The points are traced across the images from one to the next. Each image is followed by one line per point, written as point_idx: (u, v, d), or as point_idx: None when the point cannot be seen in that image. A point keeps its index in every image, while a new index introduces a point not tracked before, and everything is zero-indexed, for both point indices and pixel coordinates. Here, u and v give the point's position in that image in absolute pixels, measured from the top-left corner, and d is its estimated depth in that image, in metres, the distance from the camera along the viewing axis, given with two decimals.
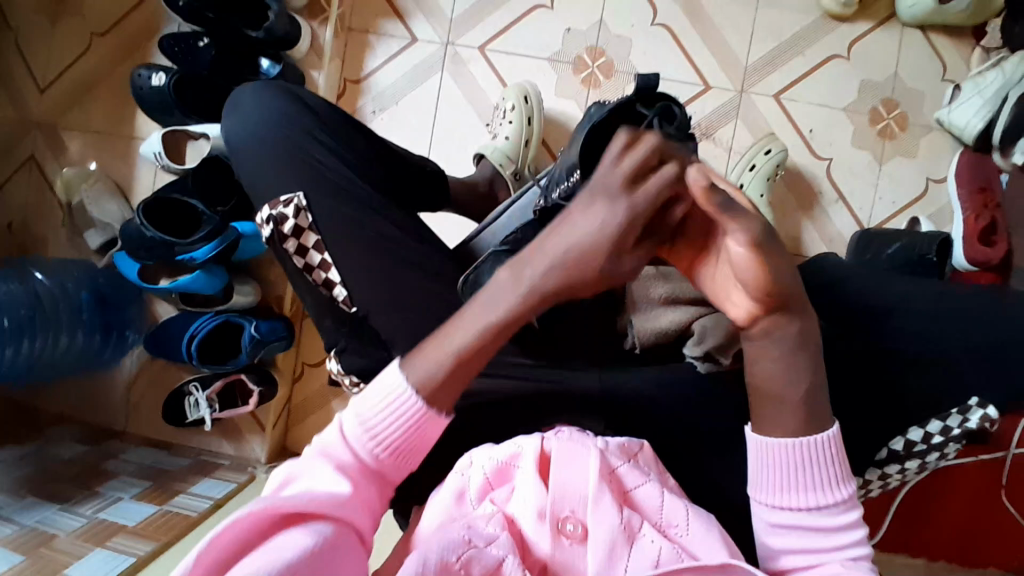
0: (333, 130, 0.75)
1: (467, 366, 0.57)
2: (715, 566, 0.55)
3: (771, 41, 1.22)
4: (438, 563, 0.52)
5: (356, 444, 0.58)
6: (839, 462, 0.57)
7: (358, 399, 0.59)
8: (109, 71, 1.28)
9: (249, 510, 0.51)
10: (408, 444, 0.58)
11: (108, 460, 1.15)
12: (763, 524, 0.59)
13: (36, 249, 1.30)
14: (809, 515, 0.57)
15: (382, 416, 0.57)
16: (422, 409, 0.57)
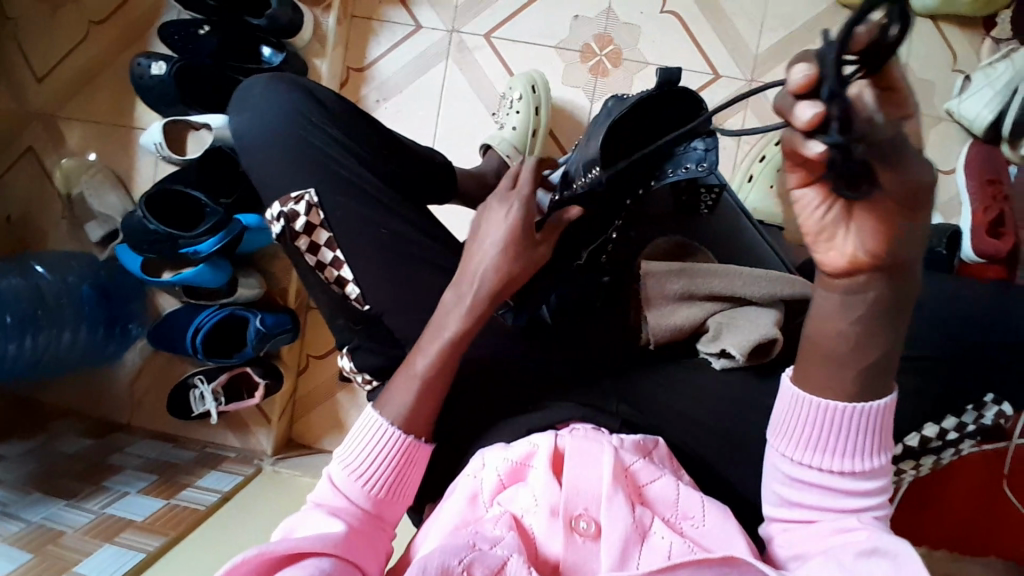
0: (343, 123, 0.74)
1: (434, 384, 0.63)
2: (718, 560, 0.51)
3: (782, 29, 1.19)
4: (439, 566, 0.51)
5: (348, 492, 0.61)
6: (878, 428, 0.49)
7: (341, 448, 0.63)
8: (108, 59, 1.26)
9: (248, 554, 0.52)
10: (396, 479, 0.62)
11: (113, 453, 1.15)
12: (780, 476, 0.53)
13: (36, 242, 1.28)
14: (835, 475, 0.50)
15: (366, 454, 0.62)
16: (401, 438, 0.62)
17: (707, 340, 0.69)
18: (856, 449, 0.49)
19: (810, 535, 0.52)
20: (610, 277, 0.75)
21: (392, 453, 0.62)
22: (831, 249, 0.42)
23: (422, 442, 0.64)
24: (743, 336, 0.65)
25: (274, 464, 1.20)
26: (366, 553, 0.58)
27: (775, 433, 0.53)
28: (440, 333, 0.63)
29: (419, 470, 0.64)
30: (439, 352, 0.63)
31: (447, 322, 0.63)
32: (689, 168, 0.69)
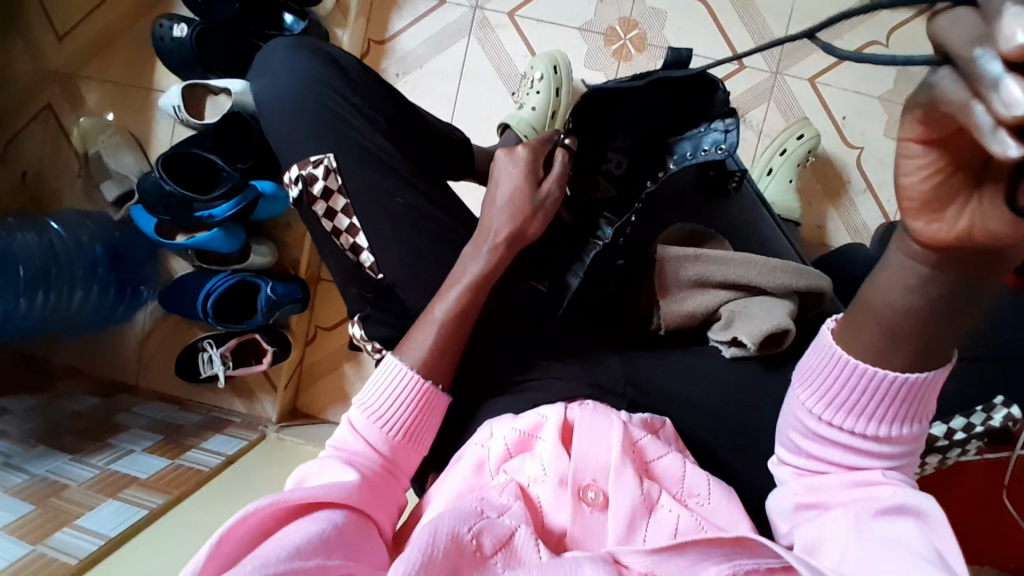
0: (364, 91, 0.73)
1: (453, 329, 0.66)
2: (730, 539, 0.49)
3: (810, 22, 1.15)
4: (450, 530, 0.52)
5: (366, 435, 0.63)
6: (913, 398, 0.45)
7: (362, 393, 0.66)
8: (129, 20, 1.26)
9: (261, 504, 0.51)
10: (413, 425, 0.64)
11: (120, 412, 1.16)
12: (802, 429, 0.51)
13: (51, 199, 1.29)
14: (862, 436, 0.48)
15: (386, 399, 0.64)
16: (419, 382, 0.65)
17: (718, 329, 0.69)
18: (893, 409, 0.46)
19: (829, 486, 0.51)
20: (625, 260, 0.72)
21: (412, 396, 0.64)
22: (936, 221, 0.35)
23: (439, 390, 0.66)
24: (755, 325, 0.65)
25: (277, 431, 1.20)
26: (379, 504, 0.59)
27: (806, 381, 0.50)
28: (459, 281, 0.66)
29: (436, 418, 0.66)
30: (457, 298, 0.66)
31: (466, 272, 0.66)
32: (707, 151, 0.73)
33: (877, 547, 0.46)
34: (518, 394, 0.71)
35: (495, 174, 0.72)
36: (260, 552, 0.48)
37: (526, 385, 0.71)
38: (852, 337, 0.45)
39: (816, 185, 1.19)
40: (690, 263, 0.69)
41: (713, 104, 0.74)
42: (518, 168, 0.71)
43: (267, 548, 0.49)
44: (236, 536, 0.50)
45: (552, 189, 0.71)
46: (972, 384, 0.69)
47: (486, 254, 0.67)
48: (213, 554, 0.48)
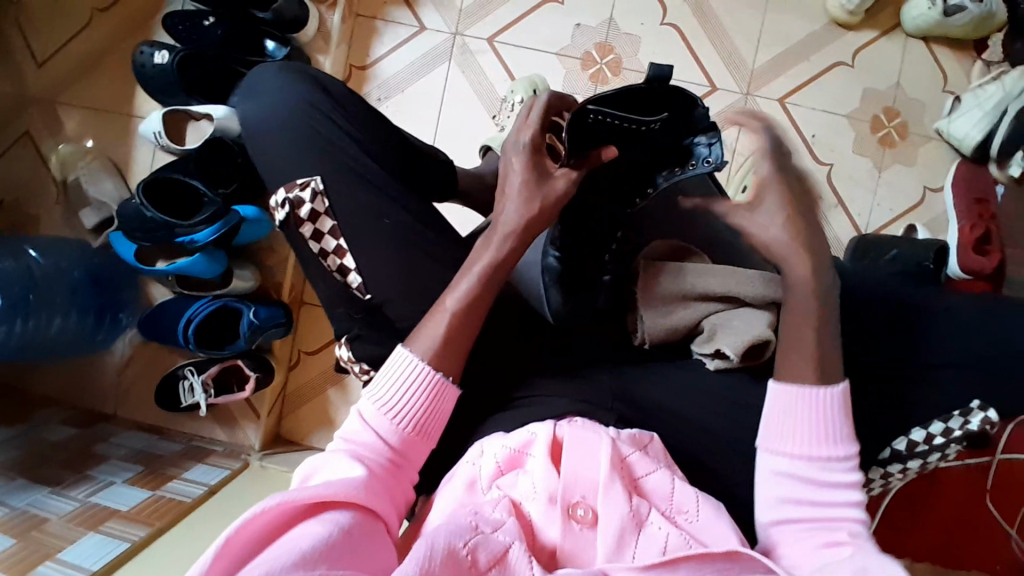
0: (351, 115, 0.74)
1: (459, 335, 0.66)
2: (720, 554, 0.53)
3: (778, 45, 1.23)
4: (446, 544, 0.51)
5: (376, 427, 0.63)
6: (836, 420, 0.64)
7: (371, 384, 0.65)
8: (108, 48, 1.26)
9: (268, 505, 0.52)
10: (423, 418, 0.64)
11: (97, 443, 1.13)
12: (769, 478, 0.65)
13: (27, 226, 1.26)
14: (814, 470, 0.64)
15: (397, 391, 0.64)
16: (433, 376, 0.65)
17: (701, 341, 0.71)
18: (836, 441, 0.64)
19: (805, 545, 0.62)
20: (611, 275, 0.76)
21: (422, 388, 0.64)
22: None
23: (449, 380, 0.66)
24: (737, 336, 0.67)
25: (262, 459, 1.18)
26: (386, 500, 0.60)
27: (770, 439, 0.65)
28: (471, 270, 0.68)
29: (445, 412, 0.66)
30: (469, 288, 0.67)
31: (478, 262, 0.68)
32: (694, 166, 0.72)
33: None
34: (509, 413, 0.71)
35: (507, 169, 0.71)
36: (266, 557, 0.49)
37: (514, 404, 0.71)
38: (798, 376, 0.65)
39: None
40: (680, 278, 0.71)
41: (694, 117, 0.70)
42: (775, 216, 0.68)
43: (274, 554, 0.50)
44: (241, 538, 0.50)
45: (566, 183, 0.70)
46: (946, 389, 0.71)
47: (504, 238, 0.68)
48: (222, 554, 0.49)
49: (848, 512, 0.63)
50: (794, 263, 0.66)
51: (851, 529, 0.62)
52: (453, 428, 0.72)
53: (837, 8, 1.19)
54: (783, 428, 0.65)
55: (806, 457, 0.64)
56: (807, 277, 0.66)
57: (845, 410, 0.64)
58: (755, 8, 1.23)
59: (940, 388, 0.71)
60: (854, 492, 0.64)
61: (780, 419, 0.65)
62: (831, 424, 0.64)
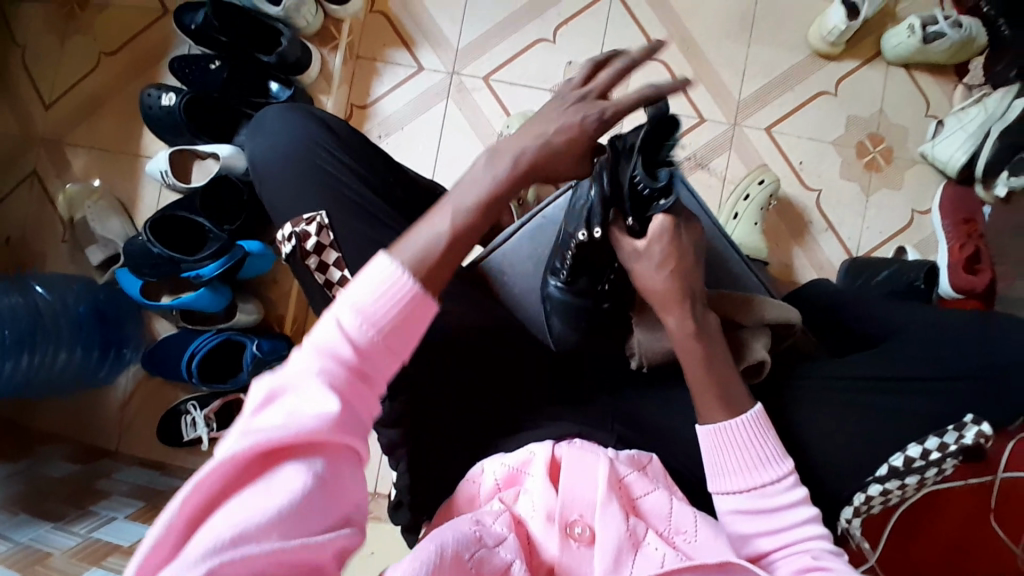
0: (354, 151, 0.77)
1: (450, 251, 0.59)
2: (716, 565, 0.55)
3: (763, 76, 1.28)
4: (454, 551, 0.52)
5: (348, 334, 0.53)
6: (760, 445, 0.65)
7: (347, 291, 0.54)
8: (116, 90, 1.31)
9: (230, 455, 0.47)
10: (399, 328, 0.54)
11: (99, 479, 1.12)
12: (723, 514, 0.65)
13: (33, 264, 1.29)
14: (755, 498, 0.64)
15: (376, 302, 0.54)
16: (415, 293, 0.55)
17: None
18: (763, 467, 0.64)
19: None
20: (610, 303, 0.76)
21: (400, 305, 0.54)
22: None
23: (432, 297, 0.56)
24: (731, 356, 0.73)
25: None
26: (357, 428, 0.52)
27: (712, 478, 0.66)
28: (463, 204, 0.62)
29: (424, 323, 0.56)
30: (463, 218, 0.62)
31: (470, 197, 0.63)
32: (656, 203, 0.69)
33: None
34: (513, 437, 0.72)
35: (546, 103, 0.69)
36: (230, 516, 0.45)
37: (513, 429, 0.72)
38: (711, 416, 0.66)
39: (780, 225, 1.26)
40: None
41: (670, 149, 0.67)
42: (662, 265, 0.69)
43: (238, 514, 0.45)
44: (200, 491, 0.46)
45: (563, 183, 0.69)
46: (942, 404, 0.73)
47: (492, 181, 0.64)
48: (182, 507, 0.46)
49: (807, 533, 0.62)
50: (666, 311, 0.69)
51: (816, 551, 0.61)
52: (457, 451, 0.73)
53: (819, 40, 1.24)
54: (715, 467, 0.66)
55: (744, 490, 0.64)
56: (679, 326, 0.68)
57: (764, 432, 0.65)
58: (739, 43, 1.29)
59: (936, 403, 0.73)
60: (805, 510, 0.63)
61: (712, 459, 0.66)
62: (756, 449, 0.65)
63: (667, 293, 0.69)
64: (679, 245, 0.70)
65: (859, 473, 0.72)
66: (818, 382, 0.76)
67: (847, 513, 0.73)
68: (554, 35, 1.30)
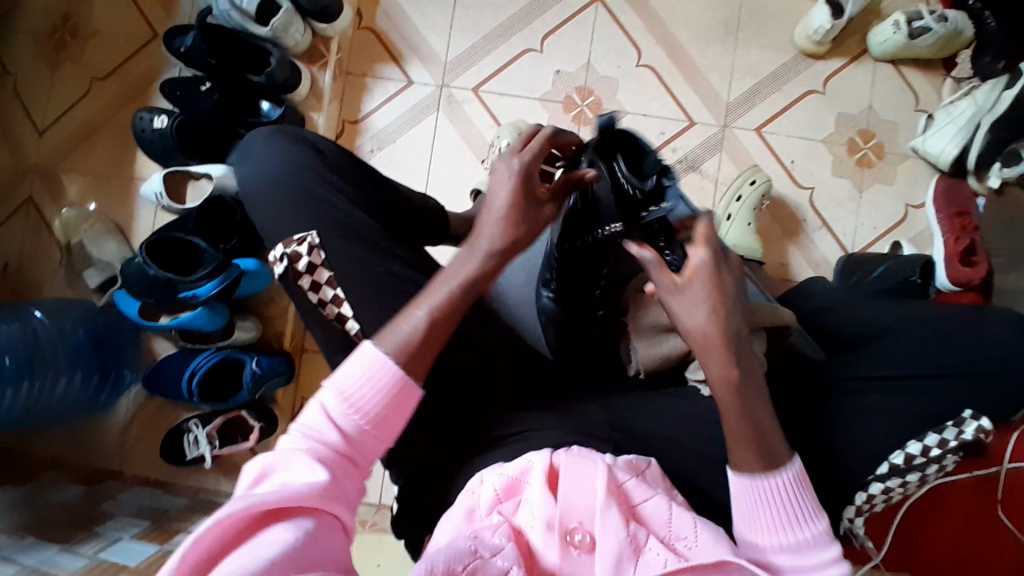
0: (342, 171, 0.78)
1: (442, 319, 0.65)
2: (712, 564, 0.58)
3: (750, 78, 1.29)
4: (445, 566, 0.53)
5: (339, 425, 0.62)
6: (797, 494, 0.63)
7: (333, 376, 0.63)
8: (109, 116, 1.33)
9: (229, 512, 0.52)
10: (385, 416, 0.63)
11: (104, 501, 1.13)
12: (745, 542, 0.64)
13: (33, 290, 1.30)
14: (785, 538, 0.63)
15: (361, 386, 0.63)
16: (397, 374, 0.63)
17: (694, 368, 0.78)
18: (801, 515, 0.63)
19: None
20: (604, 311, 0.81)
21: (385, 385, 0.63)
22: None
23: (412, 379, 0.64)
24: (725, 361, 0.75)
25: None
26: (347, 501, 0.60)
27: (743, 516, 0.64)
28: (450, 280, 0.66)
29: (404, 410, 0.64)
30: (451, 292, 0.66)
31: (456, 275, 0.66)
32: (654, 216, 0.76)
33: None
34: (509, 446, 0.72)
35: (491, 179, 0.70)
36: (228, 566, 0.50)
37: (506, 440, 0.73)
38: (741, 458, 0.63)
39: (774, 225, 1.26)
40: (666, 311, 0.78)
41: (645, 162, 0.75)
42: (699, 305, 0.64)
43: (236, 561, 0.50)
44: (202, 547, 0.51)
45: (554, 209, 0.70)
46: (936, 399, 0.73)
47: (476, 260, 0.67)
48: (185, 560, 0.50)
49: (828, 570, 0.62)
50: (707, 360, 0.63)
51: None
52: (454, 461, 0.74)
53: (805, 40, 1.25)
54: (752, 521, 0.63)
55: (775, 529, 0.63)
56: (721, 374, 0.63)
57: (805, 489, 0.63)
58: (725, 45, 1.29)
59: (929, 399, 0.73)
60: (828, 550, 0.63)
61: (748, 499, 0.64)
62: (796, 498, 0.63)
63: (712, 338, 0.63)
64: (717, 276, 0.64)
65: (857, 472, 0.72)
66: (812, 383, 0.76)
67: (850, 513, 0.73)
68: (541, 45, 1.31)
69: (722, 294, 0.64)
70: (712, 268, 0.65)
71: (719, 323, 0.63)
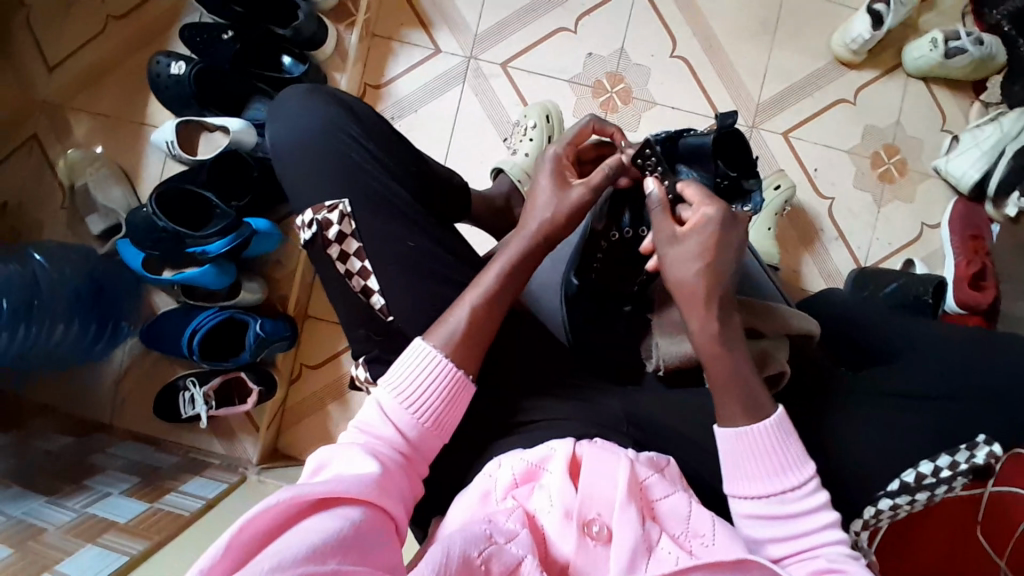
0: (378, 138, 0.75)
1: (486, 319, 0.68)
2: (730, 562, 0.57)
3: (782, 82, 1.27)
4: (461, 555, 0.52)
5: (395, 421, 0.65)
6: (773, 454, 0.64)
7: (389, 375, 0.66)
8: (123, 57, 1.27)
9: (280, 497, 0.52)
10: (440, 413, 0.66)
11: (93, 453, 1.11)
12: (737, 517, 0.66)
13: (30, 231, 1.25)
14: (770, 504, 0.64)
15: (416, 384, 0.66)
16: (453, 372, 0.66)
17: None
18: (784, 474, 0.64)
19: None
20: (631, 306, 0.80)
21: (440, 383, 0.65)
22: None
23: (468, 377, 0.67)
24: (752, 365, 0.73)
25: (259, 473, 1.16)
26: (398, 498, 0.60)
27: (729, 481, 0.66)
28: (495, 265, 0.69)
29: (459, 407, 0.67)
30: (500, 273, 0.69)
31: (503, 256, 0.70)
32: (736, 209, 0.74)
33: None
34: (525, 435, 0.71)
35: (536, 172, 0.75)
36: (276, 546, 0.49)
37: (522, 428, 0.72)
38: (728, 414, 0.65)
39: (791, 232, 1.26)
40: None
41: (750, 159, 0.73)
42: (697, 258, 0.64)
43: (285, 543, 0.50)
44: (251, 531, 0.51)
45: (585, 190, 0.71)
46: (954, 422, 0.73)
47: (515, 251, 0.70)
48: (232, 545, 0.49)
49: (825, 538, 0.63)
50: (690, 311, 0.65)
51: (830, 555, 0.62)
52: (468, 446, 0.72)
53: (841, 47, 1.23)
54: (734, 470, 0.65)
55: (761, 496, 0.64)
56: (705, 327, 0.65)
57: (788, 439, 0.65)
58: (760, 45, 1.27)
59: (943, 421, 0.73)
60: (826, 513, 0.64)
61: (730, 463, 0.65)
62: (776, 457, 0.64)
63: (698, 288, 0.64)
64: (717, 233, 0.65)
65: (868, 488, 0.72)
66: (831, 396, 0.76)
67: (857, 525, 0.73)
68: (576, 25, 1.28)
69: (719, 252, 0.65)
70: (722, 222, 0.65)
71: (707, 268, 0.64)
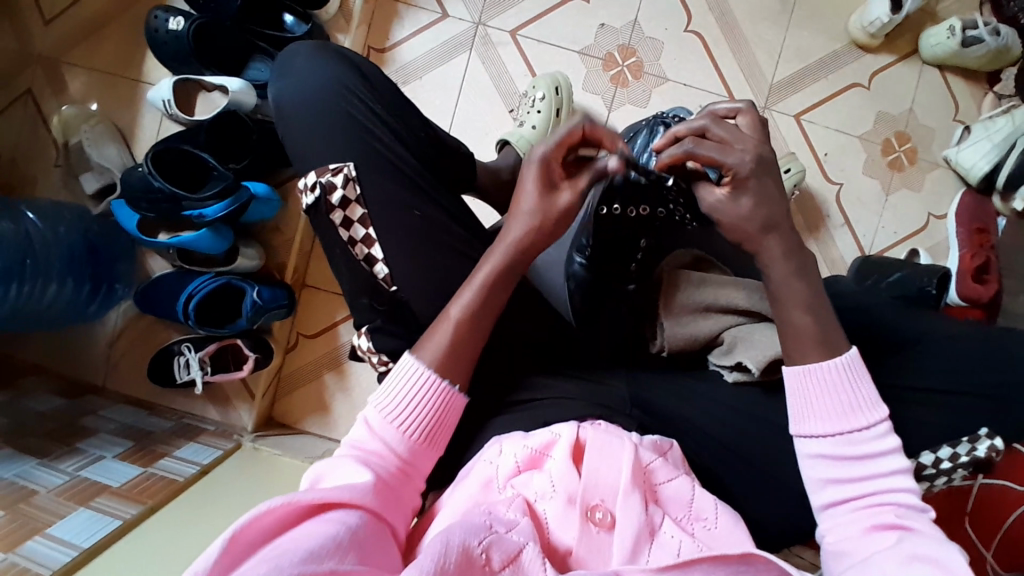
0: (386, 101, 0.73)
1: (478, 319, 0.67)
2: (736, 556, 0.53)
3: (797, 62, 1.24)
4: (462, 542, 0.52)
5: (383, 435, 0.64)
6: (844, 395, 0.64)
7: (377, 392, 0.66)
8: (118, 8, 1.22)
9: (275, 503, 0.52)
10: (429, 425, 0.65)
11: (86, 416, 1.10)
12: (804, 458, 0.65)
13: (24, 185, 1.22)
14: (841, 447, 0.63)
15: (405, 399, 0.65)
16: (439, 384, 0.65)
17: (718, 353, 0.74)
18: (858, 415, 0.63)
19: (851, 533, 0.61)
20: (636, 285, 0.78)
21: (428, 394, 0.65)
22: None
23: (457, 390, 0.66)
24: (758, 351, 0.70)
25: (253, 440, 1.16)
26: (391, 507, 0.60)
27: (796, 422, 0.65)
28: (482, 270, 0.68)
29: (451, 418, 0.66)
30: (492, 272, 0.67)
31: (485, 266, 0.67)
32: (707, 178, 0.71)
33: (905, 573, 0.54)
34: (526, 412, 0.71)
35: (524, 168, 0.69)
36: (270, 552, 0.49)
37: (525, 405, 0.71)
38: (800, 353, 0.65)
39: (798, 216, 1.24)
40: (717, 291, 0.74)
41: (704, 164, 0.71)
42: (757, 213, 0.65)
43: (279, 549, 0.49)
44: (244, 540, 0.50)
45: (571, 196, 0.68)
46: (953, 415, 0.74)
47: (496, 259, 0.67)
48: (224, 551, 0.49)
49: (892, 489, 0.61)
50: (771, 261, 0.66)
51: (898, 510, 0.60)
52: (469, 423, 0.72)
53: (859, 30, 1.20)
54: (805, 410, 0.65)
55: (830, 436, 0.64)
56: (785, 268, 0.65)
57: (860, 381, 0.64)
58: (778, 22, 1.24)
59: (943, 413, 0.74)
60: (898, 459, 0.63)
61: (799, 403, 0.65)
62: (851, 400, 0.64)
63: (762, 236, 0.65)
64: (766, 187, 0.65)
65: None
66: None
67: None
68: None
69: (775, 204, 0.65)
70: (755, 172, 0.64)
71: (767, 214, 0.65)
